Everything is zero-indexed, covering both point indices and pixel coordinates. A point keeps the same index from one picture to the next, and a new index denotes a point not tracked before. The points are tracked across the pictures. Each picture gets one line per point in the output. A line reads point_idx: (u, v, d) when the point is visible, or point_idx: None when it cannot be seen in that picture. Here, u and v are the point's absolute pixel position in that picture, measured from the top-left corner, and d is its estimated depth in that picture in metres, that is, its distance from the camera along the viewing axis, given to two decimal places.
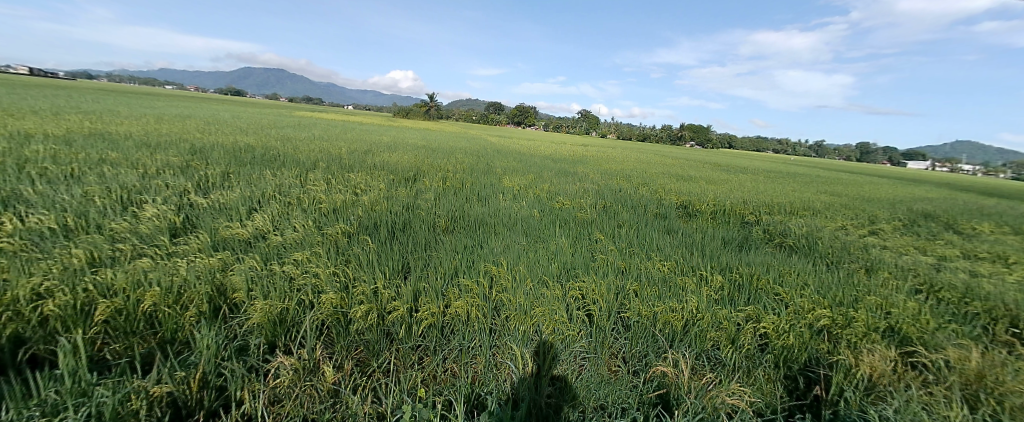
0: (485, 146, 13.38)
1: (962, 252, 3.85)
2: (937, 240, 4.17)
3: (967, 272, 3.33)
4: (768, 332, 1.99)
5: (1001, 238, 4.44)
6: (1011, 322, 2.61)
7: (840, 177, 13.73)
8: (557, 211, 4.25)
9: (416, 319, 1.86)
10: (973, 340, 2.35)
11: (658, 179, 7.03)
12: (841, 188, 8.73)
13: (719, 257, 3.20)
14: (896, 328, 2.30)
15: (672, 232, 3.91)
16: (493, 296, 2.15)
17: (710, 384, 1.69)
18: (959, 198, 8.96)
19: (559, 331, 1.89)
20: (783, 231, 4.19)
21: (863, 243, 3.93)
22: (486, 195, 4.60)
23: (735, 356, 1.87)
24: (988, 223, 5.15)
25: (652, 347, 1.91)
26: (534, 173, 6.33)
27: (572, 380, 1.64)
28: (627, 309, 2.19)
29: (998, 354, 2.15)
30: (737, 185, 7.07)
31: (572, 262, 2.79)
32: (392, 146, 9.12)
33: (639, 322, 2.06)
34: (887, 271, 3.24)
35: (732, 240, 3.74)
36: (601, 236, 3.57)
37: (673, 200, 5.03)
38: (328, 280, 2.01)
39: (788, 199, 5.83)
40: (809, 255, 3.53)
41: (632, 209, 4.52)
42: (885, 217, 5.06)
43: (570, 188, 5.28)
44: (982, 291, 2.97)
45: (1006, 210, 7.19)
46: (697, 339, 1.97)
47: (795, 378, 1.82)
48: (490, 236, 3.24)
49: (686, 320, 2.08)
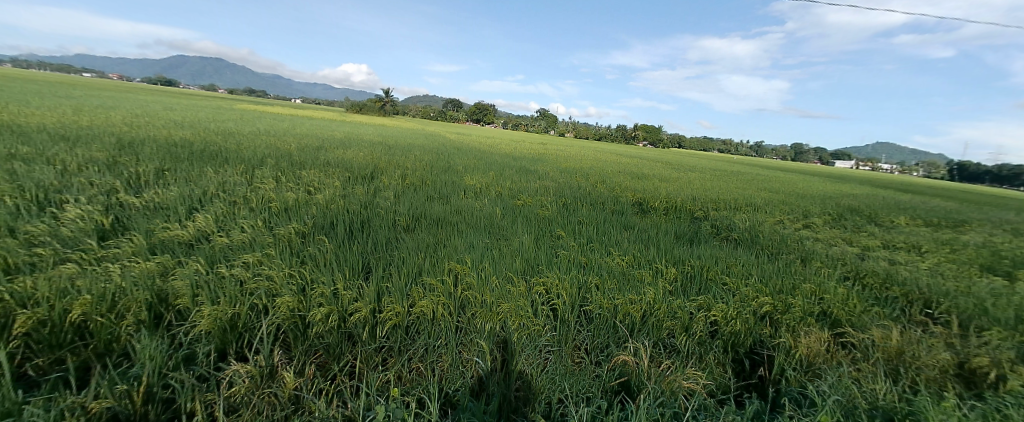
0: (449, 143, 13.23)
1: (883, 242, 4.25)
2: (861, 232, 4.59)
3: (886, 260, 3.70)
4: (718, 320, 2.23)
5: (914, 229, 4.99)
6: (924, 304, 3.03)
7: (783, 176, 14.80)
8: (518, 209, 4.27)
9: (379, 320, 1.85)
10: (893, 322, 2.68)
11: (615, 177, 7.25)
12: (782, 185, 9.45)
13: (672, 252, 3.64)
14: (827, 312, 2.66)
15: (627, 229, 4.08)
16: (459, 294, 2.17)
17: (670, 371, 1.85)
18: (880, 195, 9.98)
19: (521, 326, 1.98)
20: (730, 224, 4.41)
21: (798, 235, 4.21)
22: (447, 193, 4.55)
23: (689, 343, 2.07)
24: (901, 216, 5.76)
25: (613, 337, 2.06)
26: (494, 170, 6.34)
27: (537, 374, 1.68)
28: (589, 302, 2.33)
29: (913, 333, 2.46)
30: (688, 183, 7.46)
31: (536, 258, 2.90)
32: (346, 143, 8.77)
33: (600, 314, 2.21)
34: (819, 261, 3.58)
35: (683, 236, 3.99)
36: (563, 233, 3.71)
37: (628, 197, 5.19)
38: (283, 282, 1.91)
39: (732, 195, 6.22)
40: (751, 248, 3.80)
41: (591, 205, 4.61)
42: (817, 211, 5.53)
43: (530, 185, 5.32)
44: (899, 277, 3.38)
45: (917, 204, 8.10)
46: (654, 328, 2.15)
47: (742, 361, 2.09)
48: (451, 236, 3.22)
49: (644, 311, 2.26)
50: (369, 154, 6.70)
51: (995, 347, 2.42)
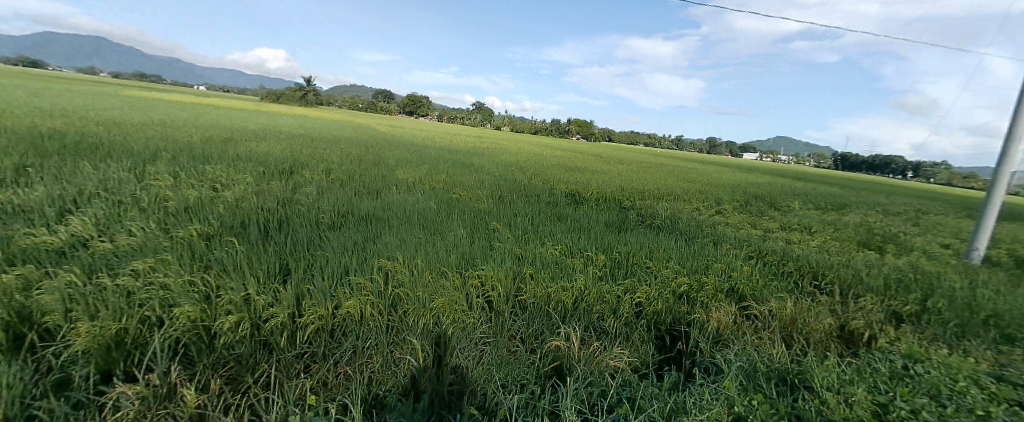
0: (390, 136, 12.70)
1: (781, 224, 4.79)
2: (764, 216, 5.16)
3: (783, 239, 4.17)
4: (642, 302, 2.80)
5: (804, 211, 5.74)
6: (813, 275, 3.56)
7: (708, 168, 16.29)
8: (454, 203, 4.22)
9: (299, 325, 1.70)
10: (789, 293, 3.32)
11: (549, 169, 7.45)
12: (704, 176, 10.39)
13: (602, 240, 3.81)
14: (735, 288, 3.28)
15: (560, 220, 4.19)
16: (389, 292, 2.05)
17: (599, 351, 2.23)
18: (782, 183, 11.39)
19: (457, 321, 1.93)
20: (653, 213, 4.71)
21: (711, 220, 4.61)
22: (378, 188, 4.35)
23: (616, 324, 2.51)
24: (794, 200, 6.61)
25: (547, 325, 2.38)
26: (428, 164, 6.20)
27: (474, 366, 1.66)
28: (524, 292, 2.63)
29: (799, 302, 3.18)
30: (617, 175, 7.89)
31: (472, 252, 2.97)
32: (269, 136, 8.04)
33: (535, 302, 2.53)
34: (729, 242, 3.97)
35: (612, 224, 4.20)
36: (499, 225, 3.75)
37: (562, 188, 5.35)
38: (182, 291, 1.67)
39: (655, 185, 6.67)
40: (671, 233, 4.09)
41: (527, 198, 4.68)
42: (727, 198, 6.14)
43: (466, 178, 5.27)
44: (793, 253, 3.85)
45: (809, 190, 9.37)
46: (585, 313, 2.55)
47: (663, 337, 2.67)
48: (380, 232, 3.09)
49: (576, 297, 2.66)
50: (294, 148, 6.21)
51: (864, 310, 3.12)
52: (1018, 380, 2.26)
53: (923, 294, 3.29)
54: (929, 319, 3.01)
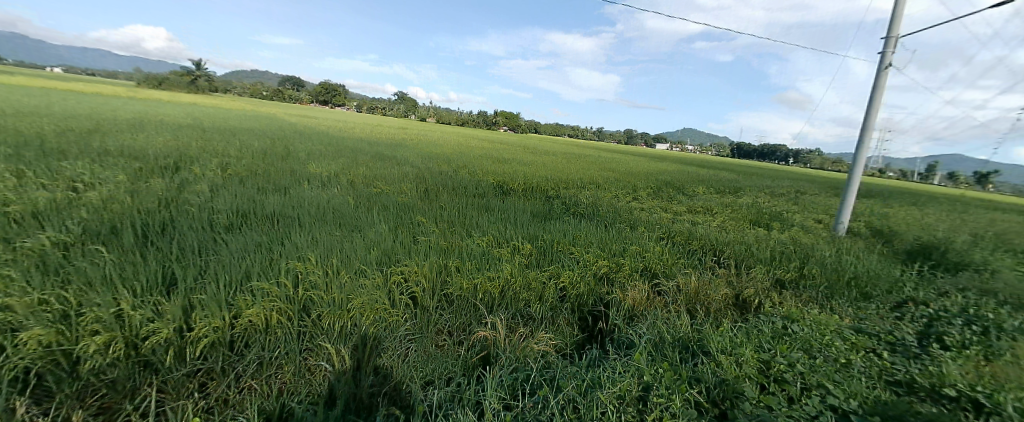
0: (316, 130, 11.84)
1: (689, 207, 5.24)
2: (675, 201, 5.60)
3: (690, 221, 4.55)
4: (566, 286, 2.88)
5: (710, 195, 6.35)
6: (715, 253, 3.92)
7: (637, 160, 17.46)
8: (374, 198, 4.02)
9: (190, 339, 1.41)
10: (696, 268, 3.60)
11: (478, 162, 7.45)
12: (631, 167, 11.09)
13: (528, 229, 3.85)
14: (649, 267, 3.49)
15: (487, 211, 4.18)
16: (298, 295, 1.81)
17: (524, 337, 2.28)
18: (698, 172, 12.54)
19: (378, 320, 1.81)
20: (576, 201, 4.90)
21: (629, 206, 4.90)
22: (287, 184, 4.02)
23: (542, 310, 2.57)
24: (701, 186, 7.31)
25: (474, 316, 2.36)
26: (348, 157, 5.87)
27: (399, 365, 1.60)
28: (450, 286, 2.55)
29: (703, 274, 3.49)
30: (547, 166, 8.11)
31: (394, 247, 2.83)
32: (160, 128, 7.03)
33: (461, 295, 2.49)
34: (644, 226, 4.24)
35: (538, 213, 4.28)
36: (423, 219, 3.64)
37: (489, 180, 5.37)
38: (27, 309, 1.32)
39: (580, 176, 6.97)
40: (592, 220, 4.28)
41: (453, 190, 4.61)
42: (644, 185, 6.60)
43: (388, 172, 5.07)
44: (698, 233, 4.22)
45: (719, 178, 10.43)
46: (513, 301, 2.57)
47: (586, 318, 2.79)
48: (290, 231, 2.82)
49: (503, 286, 2.65)
50: (186, 142, 5.48)
51: (753, 276, 3.53)
52: (869, 330, 2.68)
53: (801, 261, 3.77)
54: (804, 283, 3.46)
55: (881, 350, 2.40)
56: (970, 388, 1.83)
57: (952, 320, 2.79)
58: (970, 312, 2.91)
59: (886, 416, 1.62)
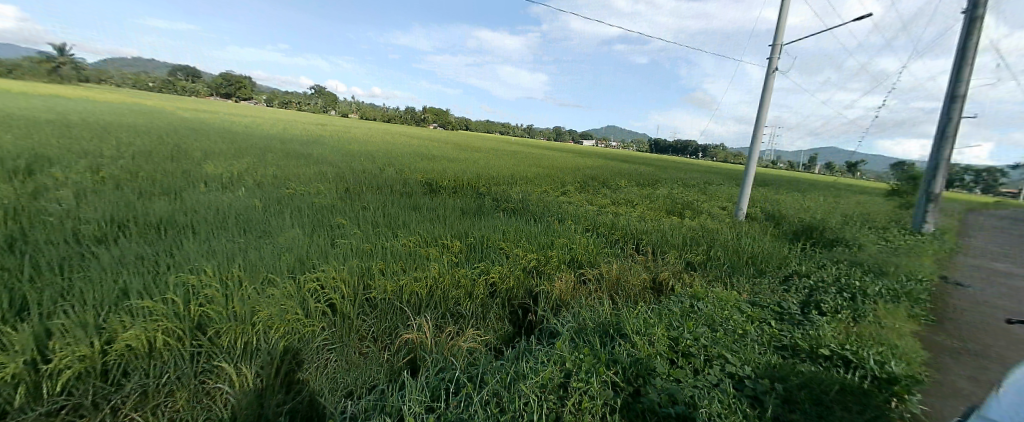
0: (233, 127, 10.77)
1: (613, 200, 5.55)
2: (601, 194, 5.91)
3: (614, 212, 4.81)
4: (496, 281, 2.84)
5: (633, 188, 6.80)
6: (636, 241, 4.16)
7: (577, 157, 18.22)
8: (288, 200, 3.73)
9: (49, 372, 1.25)
10: (618, 256, 3.78)
11: (410, 160, 7.26)
12: (568, 164, 11.52)
13: (457, 226, 3.78)
14: (575, 258, 3.59)
15: (415, 209, 4.06)
16: (189, 312, 1.60)
17: (452, 336, 2.21)
18: (629, 168, 13.39)
19: (288, 333, 1.68)
20: (507, 197, 4.95)
21: (557, 201, 5.06)
22: (180, 188, 3.60)
23: (471, 307, 2.52)
24: (626, 180, 7.81)
25: (399, 319, 2.24)
26: (260, 156, 5.40)
27: (314, 379, 1.55)
28: (373, 289, 2.37)
29: (624, 261, 3.67)
30: (484, 164, 8.15)
31: (309, 252, 2.60)
32: (16, 122, 5.89)
33: (385, 298, 2.34)
34: (570, 219, 4.39)
35: (468, 210, 4.25)
36: (343, 221, 3.43)
37: (417, 178, 5.26)
38: None
39: (514, 172, 7.10)
40: (520, 215, 4.35)
41: (378, 189, 4.44)
42: (572, 180, 6.90)
43: (304, 171, 4.75)
44: (619, 223, 4.47)
45: (647, 173, 11.22)
46: (441, 300, 2.48)
47: (517, 311, 2.78)
48: (184, 239, 2.48)
49: (430, 285, 2.55)
50: (44, 141, 4.60)
51: (668, 260, 3.80)
52: (761, 303, 2.99)
53: (709, 245, 4.13)
54: (711, 264, 3.79)
55: (773, 320, 2.69)
56: (839, 348, 2.14)
57: (828, 289, 3.22)
58: (842, 281, 3.37)
59: (774, 377, 1.84)
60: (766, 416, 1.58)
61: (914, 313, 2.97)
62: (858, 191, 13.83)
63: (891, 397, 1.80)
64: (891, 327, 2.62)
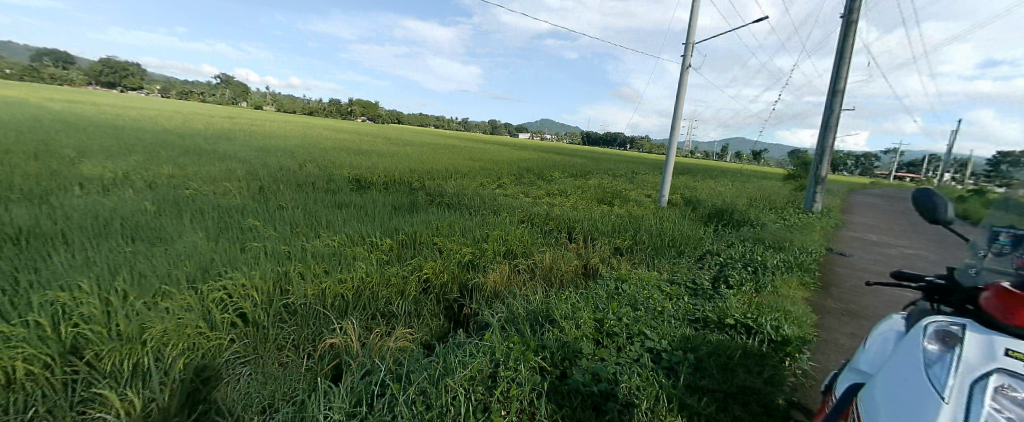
0: (130, 121, 9.44)
1: (547, 191, 5.70)
2: (536, 186, 6.05)
3: (548, 203, 4.93)
4: (429, 278, 2.70)
5: (568, 180, 7.06)
6: (569, 230, 4.29)
7: (523, 152, 18.56)
8: (187, 201, 3.35)
9: None
10: (552, 246, 3.86)
11: (340, 157, 6.92)
12: (511, 158, 11.68)
13: (387, 223, 3.60)
14: (510, 249, 3.59)
15: (341, 207, 3.84)
16: (60, 334, 1.37)
17: (380, 337, 2.01)
18: (570, 161, 13.90)
19: (187, 349, 1.48)
20: (440, 191, 4.87)
21: (493, 194, 5.08)
22: (43, 190, 3.07)
23: (403, 305, 2.35)
24: (560, 172, 8.12)
25: (322, 324, 2.01)
26: (156, 154, 4.79)
27: (224, 398, 1.35)
28: (293, 295, 2.09)
29: (558, 250, 3.76)
30: (422, 160, 8.00)
31: (206, 254, 2.21)
32: None
33: (306, 303, 2.08)
34: (506, 212, 4.41)
35: (399, 206, 4.11)
36: (256, 222, 3.10)
37: (344, 175, 5.03)
38: None
39: (449, 166, 7.06)
40: (454, 208, 4.30)
41: (296, 187, 4.18)
42: (507, 173, 7.02)
43: (210, 169, 4.33)
44: (553, 213, 4.58)
45: (585, 166, 11.74)
46: (370, 301, 2.28)
47: (452, 306, 2.68)
48: (48, 251, 2.08)
49: (358, 286, 2.32)
50: None
51: (597, 246, 3.96)
52: (679, 280, 3.21)
53: (635, 230, 4.38)
54: (636, 249, 4.01)
55: (690, 296, 2.89)
56: (742, 316, 2.33)
57: (735, 264, 3.55)
58: (749, 257, 3.73)
59: (687, 348, 1.92)
60: (680, 385, 1.62)
61: (805, 282, 3.37)
62: (766, 178, 15.67)
63: (786, 357, 2.03)
64: (784, 295, 2.95)
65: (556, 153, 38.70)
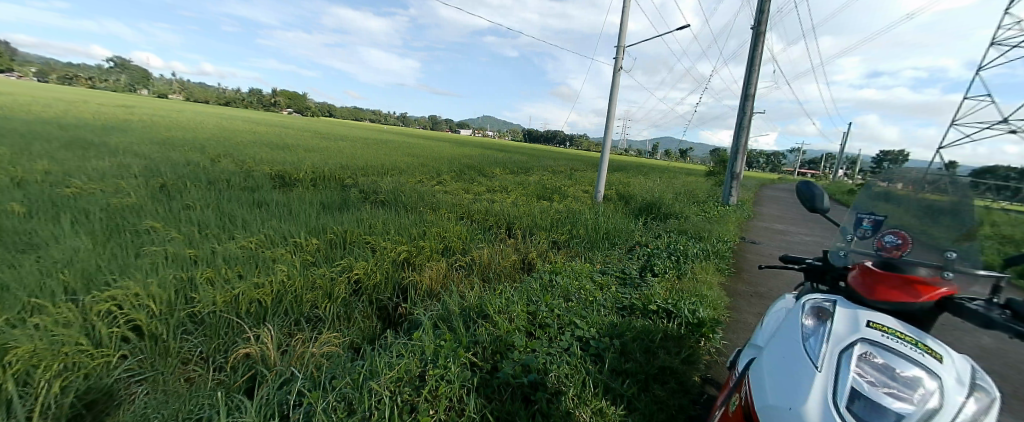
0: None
1: (487, 187, 5.75)
2: (476, 182, 6.10)
3: (488, 200, 4.95)
4: (360, 278, 2.36)
5: (508, 176, 7.21)
6: (507, 226, 4.36)
7: (473, 149, 18.54)
8: (68, 199, 2.95)
9: None
10: (489, 241, 3.88)
11: (265, 152, 6.46)
12: (456, 155, 11.65)
13: (315, 222, 3.37)
14: (447, 246, 3.53)
15: (262, 206, 3.56)
16: None
17: (305, 343, 1.73)
18: (517, 158, 14.16)
19: (63, 371, 1.29)
20: (376, 188, 4.72)
21: (431, 190, 5.01)
22: None
23: (331, 309, 2.04)
24: (501, 169, 8.27)
25: (233, 334, 1.69)
26: (29, 148, 4.12)
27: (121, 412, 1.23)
28: (198, 301, 1.74)
29: (497, 245, 3.78)
30: (359, 156, 7.73)
31: (84, 261, 1.86)
32: None
33: (214, 312, 1.73)
34: (444, 208, 4.37)
35: (329, 204, 3.92)
36: (158, 224, 2.74)
37: (265, 171, 4.73)
38: None
39: (385, 163, 6.92)
40: (389, 205, 4.18)
41: (207, 185, 3.84)
42: (446, 169, 7.01)
43: (97, 164, 3.85)
44: (492, 209, 4.62)
45: (530, 163, 12.04)
46: (293, 305, 1.96)
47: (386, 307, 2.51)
48: None
49: (278, 290, 1.98)
50: None
51: (533, 240, 4.08)
52: (610, 270, 3.36)
53: (572, 224, 4.53)
54: (572, 242, 4.16)
55: (620, 285, 3.04)
56: (664, 302, 2.48)
57: (660, 254, 3.82)
58: (674, 246, 4.02)
59: (614, 335, 1.97)
60: (604, 370, 1.70)
61: (721, 268, 3.71)
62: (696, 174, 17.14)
63: (700, 337, 2.19)
64: (702, 281, 3.23)
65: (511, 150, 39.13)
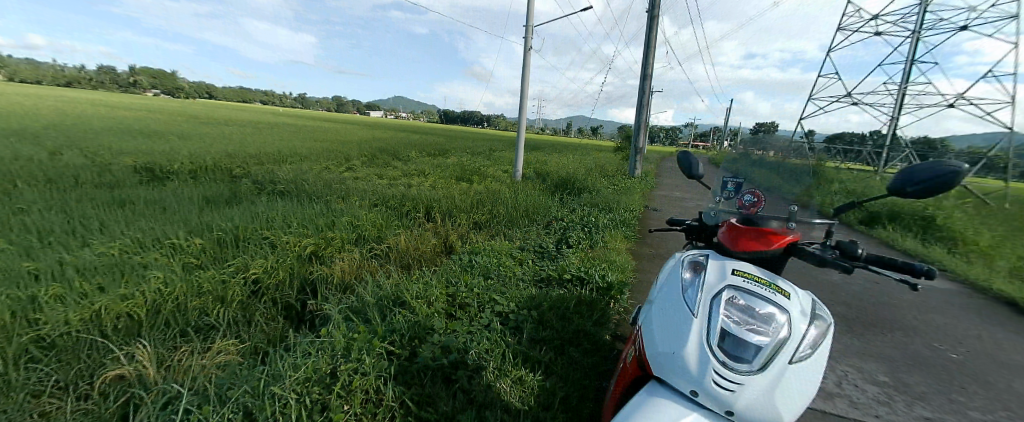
0: None
1: (402, 172, 5.58)
2: (391, 167, 5.88)
3: (404, 185, 4.81)
4: (259, 277, 2.10)
5: (426, 159, 7.07)
6: (426, 209, 4.29)
7: (395, 132, 17.69)
8: None
9: None
10: (405, 226, 3.80)
11: (126, 141, 5.44)
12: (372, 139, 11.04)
13: (198, 220, 2.94)
14: (360, 234, 3.36)
15: (124, 206, 3.03)
16: None
17: (195, 354, 1.51)
18: (440, 140, 13.89)
19: None
20: (273, 178, 4.30)
21: (339, 178, 4.72)
22: None
23: (228, 313, 1.82)
24: (419, 151, 8.06)
25: (97, 357, 1.38)
26: None
27: None
28: (45, 325, 1.42)
29: (414, 230, 3.73)
30: (254, 142, 6.92)
31: None
32: None
33: (72, 332, 1.43)
34: (355, 196, 4.17)
35: (215, 199, 3.49)
36: None
37: (122, 164, 4.02)
38: None
39: (283, 149, 6.34)
40: (289, 196, 3.85)
41: (38, 183, 3.15)
42: (356, 154, 6.62)
43: None
44: (408, 194, 4.51)
45: (452, 144, 11.91)
46: (177, 316, 1.69)
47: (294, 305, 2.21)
48: None
49: (157, 301, 1.70)
50: None
51: (447, 220, 4.13)
52: (530, 246, 3.49)
53: (492, 204, 4.62)
54: (493, 221, 4.25)
55: (537, 259, 3.20)
56: (578, 271, 2.65)
57: (575, 226, 4.10)
58: (588, 219, 4.33)
59: (531, 307, 2.00)
60: (524, 340, 1.70)
61: (629, 235, 4.09)
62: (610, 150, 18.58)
63: (610, 299, 2.41)
64: (611, 248, 3.54)
65: (440, 132, 38.13)
